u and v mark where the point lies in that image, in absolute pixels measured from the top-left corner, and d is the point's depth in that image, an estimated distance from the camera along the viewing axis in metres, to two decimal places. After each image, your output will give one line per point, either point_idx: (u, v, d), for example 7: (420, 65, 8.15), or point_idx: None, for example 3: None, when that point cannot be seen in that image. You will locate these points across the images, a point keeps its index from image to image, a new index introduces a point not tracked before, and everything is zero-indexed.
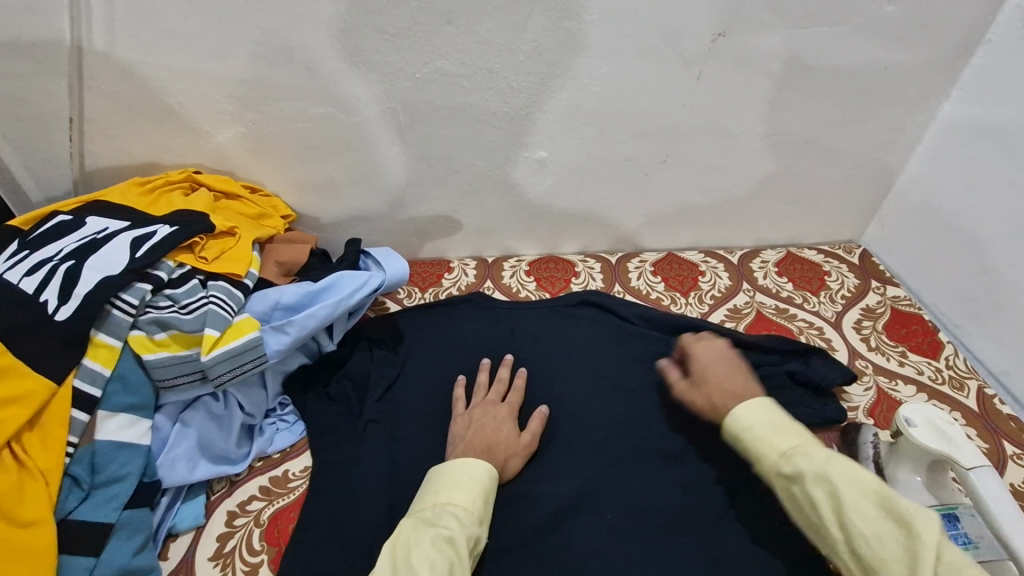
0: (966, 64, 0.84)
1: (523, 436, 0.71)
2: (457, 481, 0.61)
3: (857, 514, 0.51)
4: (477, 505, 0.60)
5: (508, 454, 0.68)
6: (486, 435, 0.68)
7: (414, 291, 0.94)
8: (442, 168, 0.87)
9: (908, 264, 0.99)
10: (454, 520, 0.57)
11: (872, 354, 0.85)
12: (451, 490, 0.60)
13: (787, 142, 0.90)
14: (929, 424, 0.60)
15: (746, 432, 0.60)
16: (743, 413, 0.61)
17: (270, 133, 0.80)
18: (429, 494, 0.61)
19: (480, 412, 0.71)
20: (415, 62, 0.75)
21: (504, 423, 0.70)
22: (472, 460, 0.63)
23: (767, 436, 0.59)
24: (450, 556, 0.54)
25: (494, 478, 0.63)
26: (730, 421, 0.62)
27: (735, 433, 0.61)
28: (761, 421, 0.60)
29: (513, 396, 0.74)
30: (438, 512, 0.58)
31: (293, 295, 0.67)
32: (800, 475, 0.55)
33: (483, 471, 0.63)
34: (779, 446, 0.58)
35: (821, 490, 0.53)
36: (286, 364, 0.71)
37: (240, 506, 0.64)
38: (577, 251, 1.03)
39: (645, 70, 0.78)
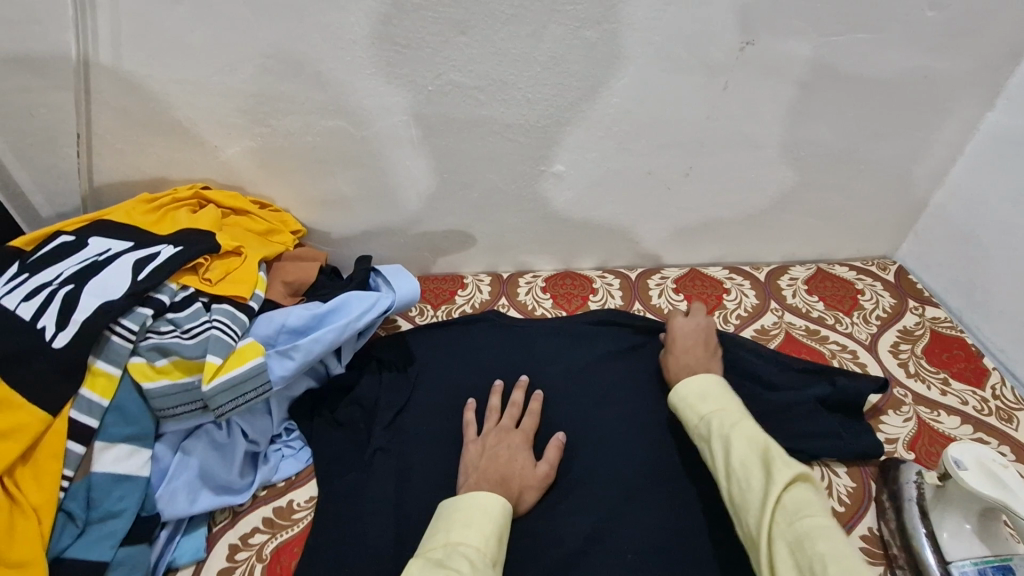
0: (1015, 71, 0.78)
1: (540, 466, 0.67)
2: (469, 518, 0.57)
3: (733, 460, 0.56)
4: (491, 545, 0.56)
5: (523, 486, 0.64)
6: (502, 462, 0.65)
7: (426, 308, 0.91)
8: (456, 182, 0.84)
9: (948, 282, 0.93)
10: (465, 561, 0.53)
11: (911, 381, 0.79)
12: (463, 529, 0.56)
13: (821, 154, 0.85)
14: (980, 468, 0.54)
15: (679, 399, 0.67)
16: (682, 385, 0.68)
17: (279, 148, 0.78)
18: (438, 536, 0.57)
19: (493, 438, 0.68)
20: (427, 73, 0.72)
21: (519, 451, 0.67)
22: (482, 493, 0.60)
23: (696, 401, 0.65)
24: None
25: (508, 514, 0.60)
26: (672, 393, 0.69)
27: (674, 403, 0.68)
28: (693, 389, 0.66)
29: (528, 421, 0.70)
30: (448, 553, 0.54)
31: (299, 317, 0.64)
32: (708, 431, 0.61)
33: (498, 507, 0.59)
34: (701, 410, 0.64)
35: (718, 444, 0.59)
36: (292, 389, 0.69)
37: (242, 539, 0.61)
38: (595, 267, 0.99)
39: (668, 80, 0.75)
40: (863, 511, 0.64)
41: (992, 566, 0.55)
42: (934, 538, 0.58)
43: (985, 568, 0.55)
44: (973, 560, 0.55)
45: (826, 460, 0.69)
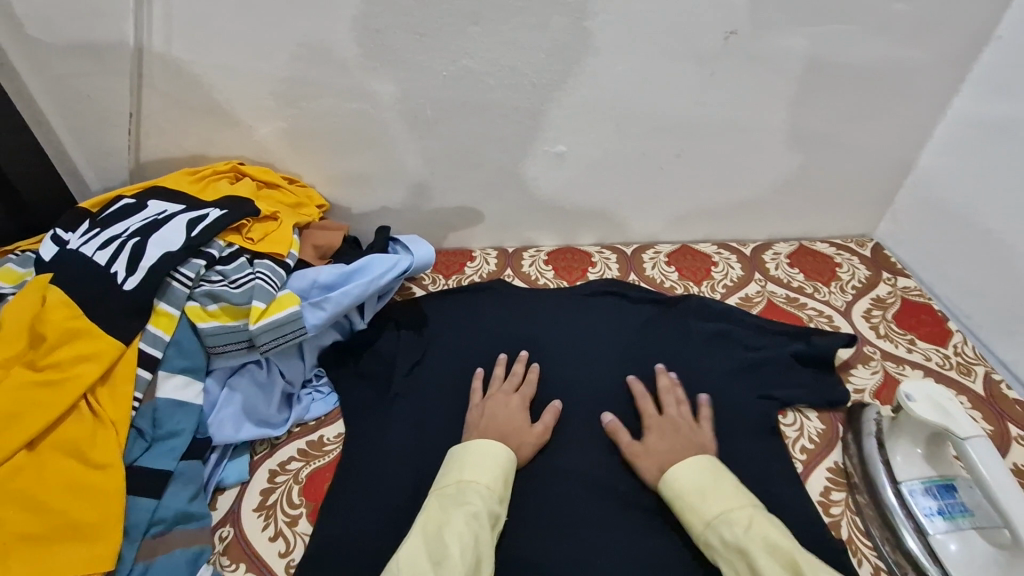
0: (976, 60, 0.86)
1: (536, 425, 0.73)
2: (481, 461, 0.65)
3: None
4: (499, 484, 0.64)
5: (521, 441, 0.71)
6: (502, 423, 0.71)
7: (438, 277, 0.99)
8: (467, 161, 0.92)
9: (919, 256, 1.00)
10: (477, 496, 0.62)
11: (881, 341, 0.87)
12: (474, 469, 0.65)
13: (800, 137, 0.93)
14: (929, 401, 0.62)
15: (676, 495, 0.64)
16: (673, 479, 0.65)
17: (308, 128, 0.87)
18: (451, 473, 0.65)
19: (494, 402, 0.74)
20: (443, 60, 0.80)
21: (517, 413, 0.73)
22: (488, 442, 0.68)
23: (696, 500, 0.63)
24: (476, 529, 0.59)
25: (512, 457, 0.68)
26: (663, 484, 0.66)
27: (667, 495, 0.65)
28: (689, 484, 0.64)
29: (526, 388, 0.77)
30: (462, 490, 0.63)
31: (329, 275, 0.73)
32: (723, 543, 0.59)
33: (503, 454, 0.67)
34: (704, 514, 0.61)
35: (741, 561, 0.57)
36: (321, 339, 0.77)
37: (280, 465, 0.70)
38: (593, 243, 1.07)
39: (660, 67, 0.83)
40: (830, 448, 0.72)
41: (934, 483, 0.63)
42: (887, 463, 0.66)
43: (930, 487, 0.63)
44: (920, 479, 0.64)
45: (799, 404, 0.76)
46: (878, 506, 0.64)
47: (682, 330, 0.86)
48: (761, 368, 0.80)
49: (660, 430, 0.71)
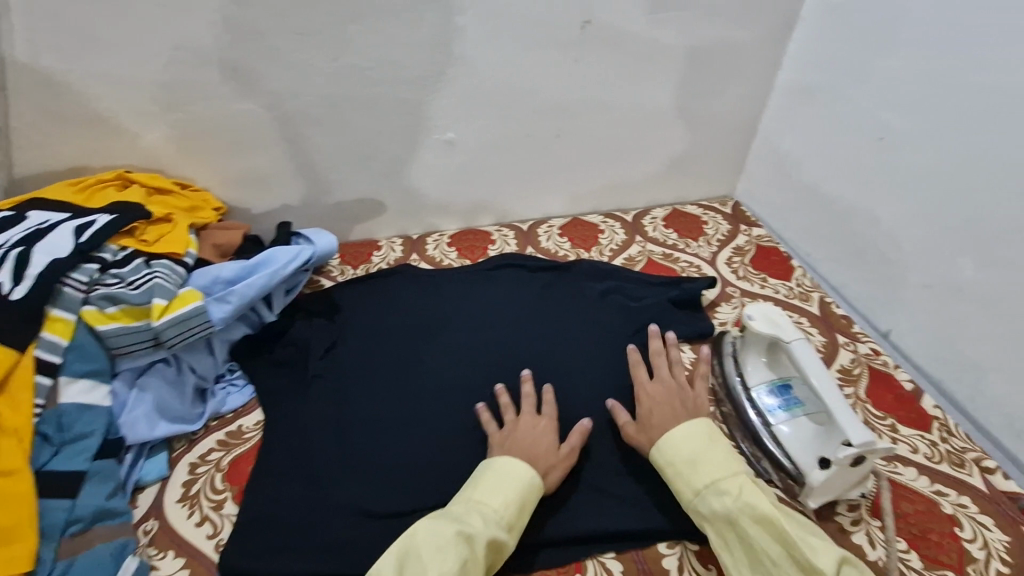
0: (790, 38, 1.02)
1: (563, 447, 0.70)
2: (495, 483, 0.64)
3: (754, 547, 0.59)
4: (510, 510, 0.62)
5: (549, 464, 0.68)
6: (527, 446, 0.68)
7: (346, 268, 1.02)
8: (362, 153, 0.96)
9: (767, 208, 1.16)
10: (480, 518, 0.60)
11: (740, 282, 1.02)
12: (487, 490, 0.63)
13: (660, 112, 1.06)
14: (764, 319, 0.76)
15: (668, 464, 0.67)
16: (665, 448, 0.67)
17: (197, 131, 0.87)
18: (466, 491, 0.64)
19: (519, 425, 0.71)
20: (325, 58, 0.84)
21: (545, 434, 0.70)
22: (515, 460, 0.66)
23: (686, 470, 0.65)
24: (463, 555, 0.57)
25: (536, 484, 0.65)
26: (655, 454, 0.68)
27: (659, 465, 0.67)
28: (679, 457, 0.66)
29: (549, 407, 0.74)
30: (466, 509, 0.62)
31: (231, 270, 0.76)
32: (711, 512, 0.62)
33: (525, 476, 0.65)
34: (695, 484, 0.64)
35: (728, 528, 0.61)
36: (230, 333, 0.79)
37: (200, 457, 0.72)
38: (493, 223, 1.14)
39: (528, 55, 0.92)
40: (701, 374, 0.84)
41: (775, 385, 0.76)
42: (741, 374, 0.79)
43: (772, 388, 0.76)
44: (765, 382, 0.77)
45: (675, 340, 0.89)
46: (738, 410, 0.77)
47: (576, 290, 0.96)
48: (644, 314, 0.91)
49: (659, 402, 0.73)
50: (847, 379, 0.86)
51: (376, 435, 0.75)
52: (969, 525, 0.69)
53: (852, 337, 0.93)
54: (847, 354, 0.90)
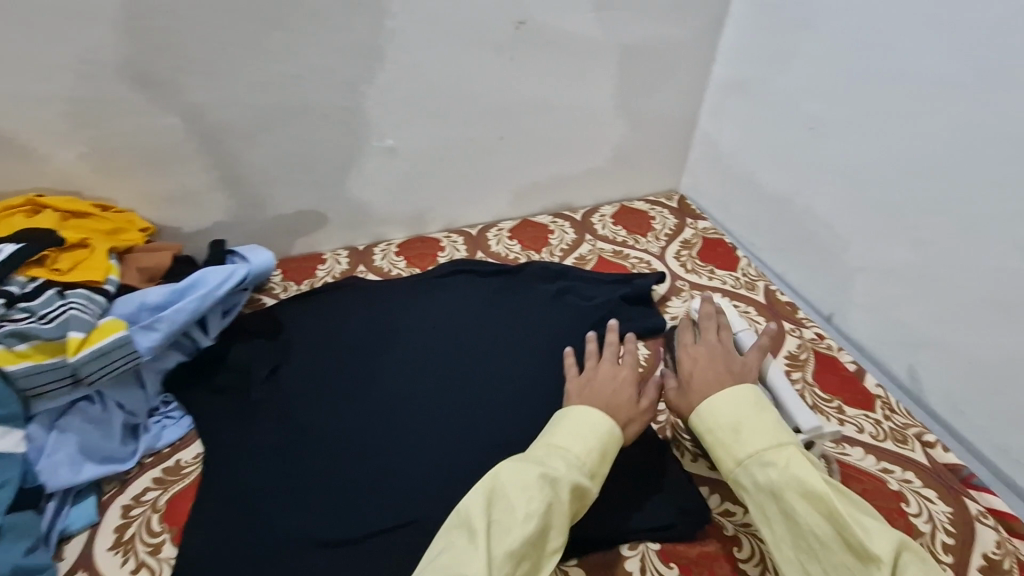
0: (721, 34, 1.05)
1: (642, 402, 0.68)
2: (576, 428, 0.62)
3: (802, 526, 0.54)
4: (593, 457, 0.60)
5: (628, 417, 0.66)
6: (606, 396, 0.67)
7: (289, 284, 0.98)
8: (297, 164, 0.93)
9: (711, 201, 1.18)
10: (563, 462, 0.59)
11: (689, 275, 1.03)
12: (568, 435, 0.62)
13: (600, 109, 1.06)
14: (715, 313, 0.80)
15: (707, 431, 0.61)
16: (705, 415, 0.62)
17: (115, 149, 0.82)
18: (545, 437, 0.63)
19: (600, 375, 0.70)
20: (250, 66, 0.81)
21: (624, 386, 0.69)
22: (593, 412, 0.63)
23: (727, 439, 0.60)
24: (548, 496, 0.56)
25: (615, 435, 0.62)
26: (695, 420, 0.63)
27: (699, 431, 0.62)
28: (720, 425, 0.60)
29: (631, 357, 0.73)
30: (548, 453, 0.60)
31: (158, 295, 0.72)
32: (754, 485, 0.57)
33: (604, 425, 0.62)
34: (737, 454, 0.59)
35: (772, 504, 0.56)
36: (162, 362, 0.75)
37: (134, 499, 0.67)
38: (441, 229, 1.12)
39: (463, 58, 0.90)
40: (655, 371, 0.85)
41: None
42: None
43: None
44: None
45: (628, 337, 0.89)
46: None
47: (528, 293, 0.95)
48: (596, 312, 0.91)
49: (704, 364, 0.68)
50: (795, 365, 0.88)
51: (327, 459, 0.71)
52: (914, 500, 0.72)
53: (797, 322, 0.95)
54: (793, 339, 0.92)
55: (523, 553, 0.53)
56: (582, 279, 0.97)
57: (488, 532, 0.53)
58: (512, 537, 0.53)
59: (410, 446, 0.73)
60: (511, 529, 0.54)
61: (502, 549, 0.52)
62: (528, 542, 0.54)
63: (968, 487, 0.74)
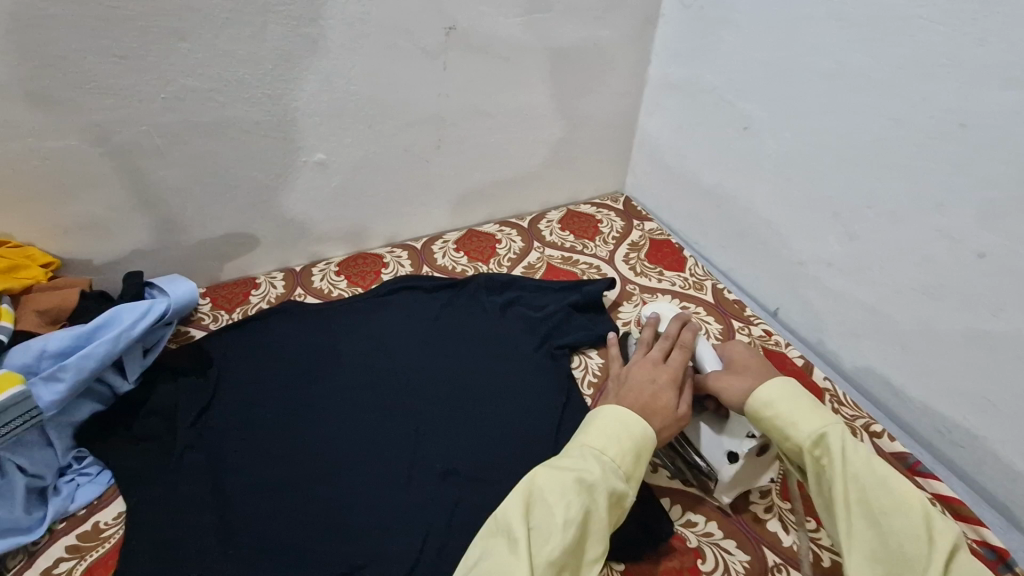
0: (654, 34, 1.04)
1: (680, 408, 0.64)
2: (608, 429, 0.59)
3: (883, 490, 0.52)
4: (626, 459, 0.57)
5: (663, 423, 0.62)
6: (643, 397, 0.64)
7: (220, 314, 0.91)
8: (217, 184, 0.86)
9: (655, 202, 1.19)
10: (598, 465, 0.56)
11: (638, 278, 1.02)
12: (600, 436, 0.59)
13: (540, 113, 1.04)
14: None
15: (781, 397, 0.59)
16: (778, 384, 0.60)
17: (2, 177, 0.73)
18: (577, 438, 0.60)
19: (639, 375, 0.67)
20: (155, 81, 0.74)
21: (663, 390, 0.65)
22: (629, 414, 0.60)
23: (804, 407, 0.58)
24: (585, 502, 0.53)
25: (649, 435, 0.60)
26: (765, 388, 0.60)
27: (770, 399, 0.59)
28: (787, 404, 0.58)
29: (677, 357, 0.70)
30: (581, 455, 0.57)
31: (59, 341, 0.65)
32: (837, 447, 0.55)
33: (638, 427, 0.59)
34: (817, 417, 0.57)
35: (854, 468, 0.53)
36: (73, 415, 0.68)
37: (45, 573, 0.60)
38: (383, 244, 1.07)
39: (392, 66, 0.86)
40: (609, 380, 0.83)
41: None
42: None
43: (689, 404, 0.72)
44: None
45: (581, 347, 0.87)
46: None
47: (476, 308, 0.92)
48: (547, 323, 0.89)
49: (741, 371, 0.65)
50: None
51: (268, 506, 0.66)
52: None
53: (745, 320, 0.96)
54: (743, 337, 0.93)
55: (562, 563, 0.51)
56: (531, 289, 0.95)
57: (528, 539, 0.51)
58: (552, 545, 0.51)
59: (359, 484, 0.69)
60: (551, 535, 0.51)
61: (544, 556, 0.50)
62: (568, 549, 0.51)
63: (914, 474, 0.76)
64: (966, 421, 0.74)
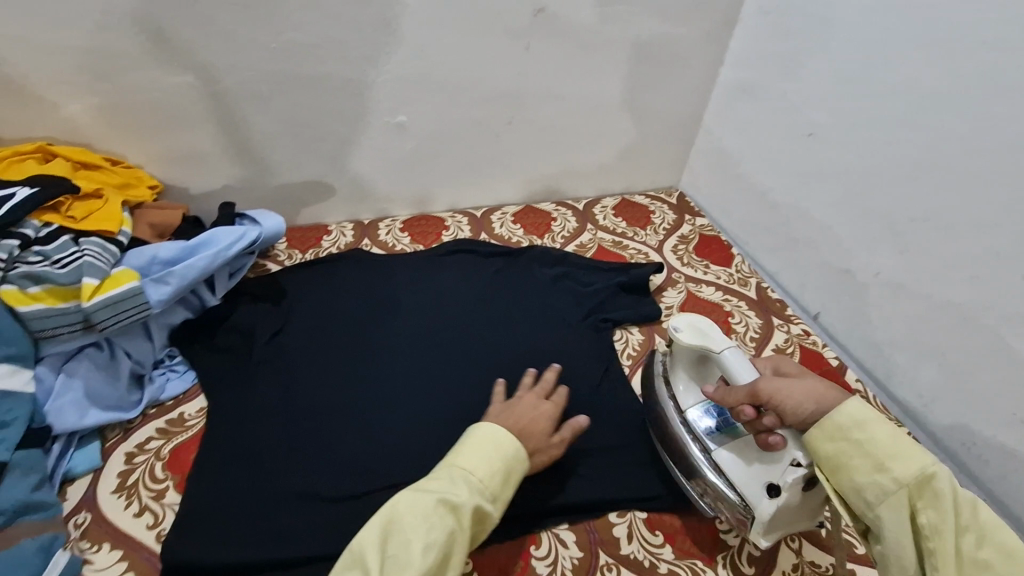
0: (730, 37, 1.07)
1: (553, 437, 0.65)
2: (479, 448, 0.57)
3: (980, 546, 0.49)
4: (496, 479, 0.56)
5: (537, 448, 0.63)
6: (523, 419, 0.64)
7: (294, 253, 0.99)
8: (308, 134, 0.94)
9: (708, 200, 1.22)
10: (465, 486, 0.54)
11: (684, 268, 1.06)
12: (468, 455, 0.57)
13: (608, 103, 1.08)
14: (691, 328, 0.70)
15: (870, 435, 0.54)
16: (864, 417, 0.55)
17: (126, 104, 0.82)
18: (447, 457, 0.58)
19: (521, 402, 0.66)
20: (269, 33, 0.82)
21: (544, 417, 0.65)
22: (501, 431, 0.59)
23: (899, 447, 0.53)
24: (449, 525, 0.52)
25: (521, 456, 0.58)
26: (853, 421, 0.55)
27: (855, 433, 0.54)
28: (881, 440, 0.53)
29: (557, 393, 0.69)
30: (449, 475, 0.56)
31: (169, 250, 0.73)
32: (939, 496, 0.50)
33: (507, 445, 0.58)
34: (912, 461, 0.52)
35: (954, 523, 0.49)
36: (169, 317, 0.76)
37: (138, 447, 0.69)
38: (445, 209, 1.14)
39: (479, 42, 0.92)
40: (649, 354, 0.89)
41: (712, 403, 0.69)
42: (675, 395, 0.72)
43: (709, 407, 0.69)
44: (699, 401, 0.70)
45: (624, 323, 0.92)
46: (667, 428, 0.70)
47: (529, 276, 0.97)
48: (594, 298, 0.94)
49: (790, 379, 0.61)
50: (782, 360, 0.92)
51: (329, 419, 0.73)
52: None
53: (785, 318, 0.99)
54: (780, 334, 0.96)
55: None
56: (582, 266, 1.00)
57: (382, 567, 0.49)
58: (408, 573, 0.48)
59: (409, 414, 0.75)
60: (407, 564, 0.49)
61: None
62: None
63: None
64: (993, 435, 0.76)
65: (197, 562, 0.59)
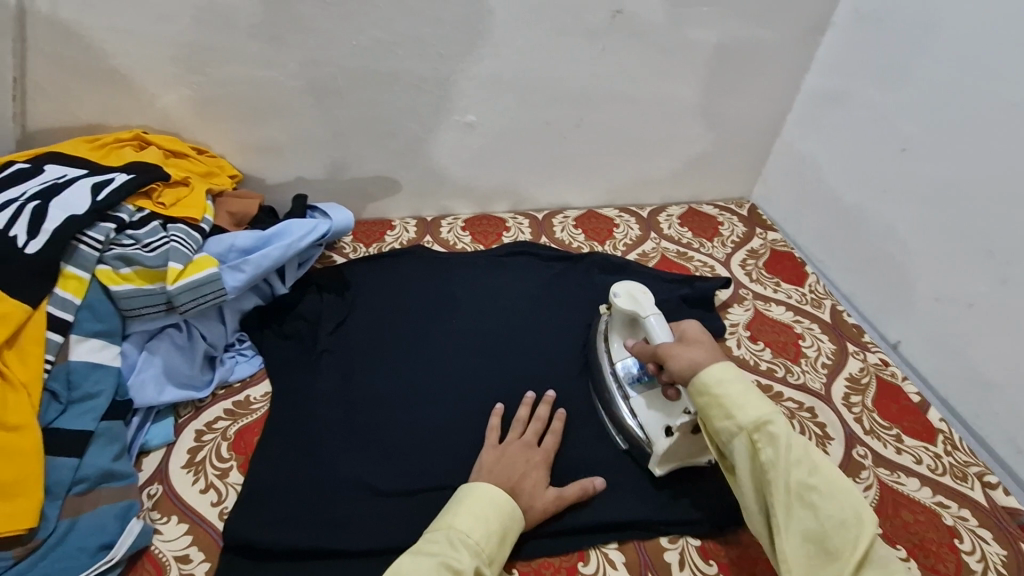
0: (819, 43, 1.01)
1: (550, 490, 0.66)
2: (476, 510, 0.58)
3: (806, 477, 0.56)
4: (491, 542, 0.57)
5: (534, 502, 0.63)
6: (514, 472, 0.65)
7: (359, 246, 1.02)
8: (380, 130, 0.95)
9: (782, 213, 1.16)
10: (466, 551, 0.55)
11: (753, 284, 1.02)
12: (467, 517, 0.58)
13: (682, 108, 1.04)
14: (627, 295, 0.76)
15: (721, 389, 0.60)
16: (718, 372, 0.61)
17: (215, 97, 0.86)
18: (445, 517, 0.59)
19: (513, 450, 0.68)
20: (350, 30, 0.83)
21: (537, 469, 0.66)
22: (497, 491, 0.60)
23: (743, 398, 0.60)
24: None
25: (516, 515, 0.60)
26: (707, 377, 0.62)
27: (709, 387, 0.61)
28: (730, 391, 0.60)
29: (550, 440, 0.71)
30: (449, 537, 0.56)
31: (246, 239, 0.76)
32: (772, 437, 0.57)
33: (505, 506, 0.59)
34: (755, 409, 0.59)
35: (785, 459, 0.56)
36: (242, 303, 0.80)
37: (207, 425, 0.72)
38: (507, 210, 1.13)
39: (554, 42, 0.91)
40: None
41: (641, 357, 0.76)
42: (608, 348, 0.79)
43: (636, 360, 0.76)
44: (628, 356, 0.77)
45: None
46: (599, 378, 0.77)
47: (588, 283, 0.95)
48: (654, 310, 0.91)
49: (686, 347, 0.66)
50: (857, 390, 0.86)
51: (384, 412, 0.74)
52: (968, 537, 0.70)
53: (861, 345, 0.93)
54: (855, 362, 0.90)
55: None
56: (644, 276, 0.97)
57: None
58: None
59: (461, 413, 0.75)
60: None
61: None
62: None
63: None
64: None
65: (255, 543, 0.61)
